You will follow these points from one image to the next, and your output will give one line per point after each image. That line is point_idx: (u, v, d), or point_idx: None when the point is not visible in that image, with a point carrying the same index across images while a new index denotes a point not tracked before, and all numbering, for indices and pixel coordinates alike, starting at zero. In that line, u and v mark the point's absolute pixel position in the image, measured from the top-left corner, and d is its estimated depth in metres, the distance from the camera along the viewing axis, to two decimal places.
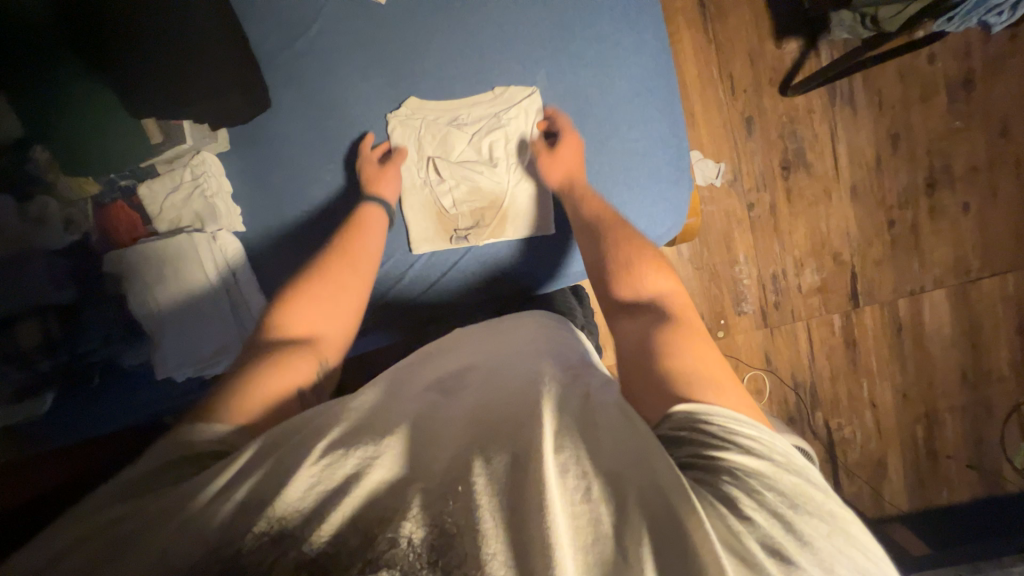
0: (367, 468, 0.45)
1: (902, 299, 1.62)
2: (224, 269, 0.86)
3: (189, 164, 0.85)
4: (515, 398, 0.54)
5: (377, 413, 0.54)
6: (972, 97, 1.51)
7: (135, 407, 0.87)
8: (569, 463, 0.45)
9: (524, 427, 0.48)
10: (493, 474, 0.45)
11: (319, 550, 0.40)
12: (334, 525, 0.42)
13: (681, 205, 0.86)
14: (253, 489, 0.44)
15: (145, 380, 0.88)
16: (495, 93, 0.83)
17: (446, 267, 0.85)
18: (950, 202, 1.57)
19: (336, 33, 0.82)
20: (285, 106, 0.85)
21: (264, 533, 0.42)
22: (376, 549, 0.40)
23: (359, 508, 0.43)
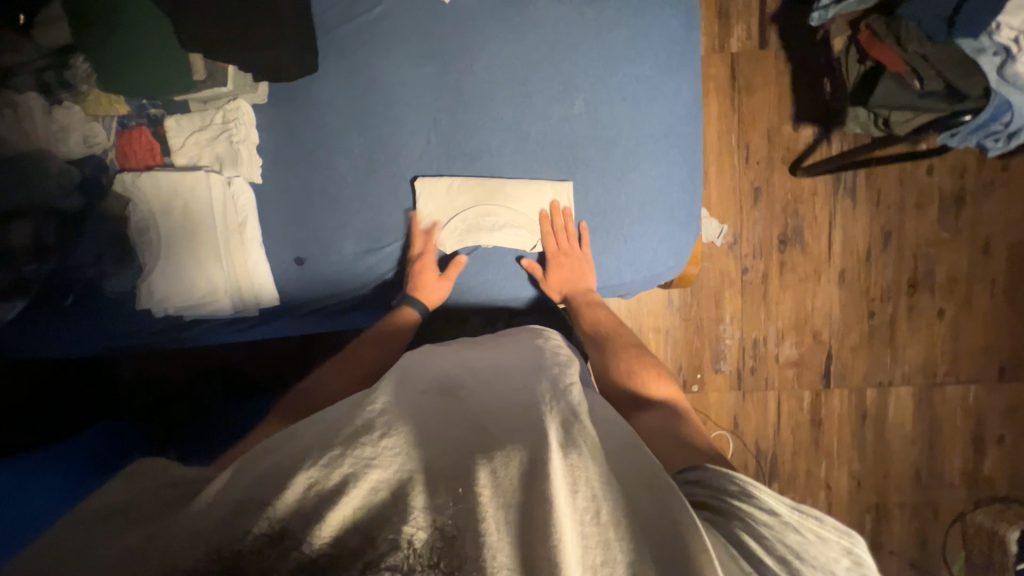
0: (364, 470, 0.43)
1: (870, 388, 1.68)
2: (234, 215, 0.87)
3: (223, 109, 0.85)
4: (526, 404, 0.54)
5: (385, 406, 0.51)
6: (960, 213, 1.62)
7: (109, 332, 0.88)
8: (576, 473, 0.45)
9: (537, 434, 0.48)
10: (500, 477, 0.44)
11: (318, 551, 0.39)
12: (328, 531, 0.40)
13: (684, 249, 0.90)
14: (247, 491, 0.43)
15: (121, 309, 0.87)
16: (533, 183, 0.86)
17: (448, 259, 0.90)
18: (928, 305, 1.65)
19: (392, 18, 0.86)
20: (330, 73, 0.87)
21: (260, 535, 0.40)
22: (376, 551, 0.40)
23: (353, 514, 0.41)
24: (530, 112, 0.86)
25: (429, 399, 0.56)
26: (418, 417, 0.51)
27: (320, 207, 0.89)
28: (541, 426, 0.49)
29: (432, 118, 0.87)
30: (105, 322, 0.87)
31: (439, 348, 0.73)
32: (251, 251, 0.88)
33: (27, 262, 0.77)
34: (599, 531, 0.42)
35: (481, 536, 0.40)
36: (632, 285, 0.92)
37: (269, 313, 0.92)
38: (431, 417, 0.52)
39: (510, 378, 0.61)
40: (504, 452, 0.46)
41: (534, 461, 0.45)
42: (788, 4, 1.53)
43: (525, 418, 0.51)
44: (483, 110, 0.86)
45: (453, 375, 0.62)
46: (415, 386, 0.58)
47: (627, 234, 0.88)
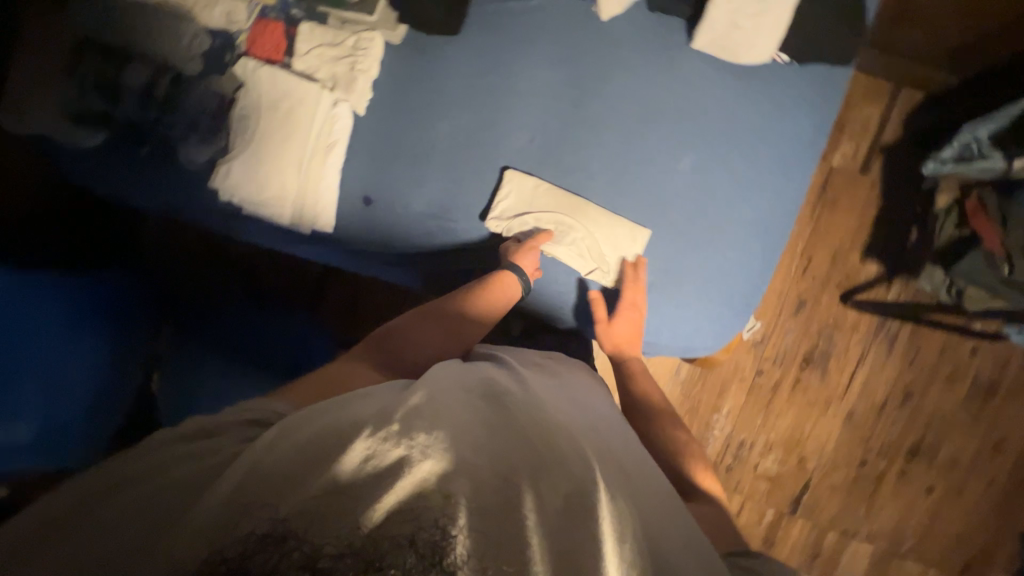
0: (416, 459, 0.46)
1: (832, 531, 1.66)
2: (326, 134, 0.88)
3: (359, 35, 0.87)
4: (573, 436, 0.56)
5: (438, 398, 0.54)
6: (987, 403, 1.59)
7: (159, 193, 0.88)
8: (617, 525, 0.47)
9: (584, 475, 0.50)
10: (543, 509, 0.47)
11: (363, 533, 0.43)
12: (378, 511, 0.44)
13: (726, 335, 0.88)
14: (295, 465, 0.47)
15: (180, 177, 0.87)
16: (612, 219, 0.86)
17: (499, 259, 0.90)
18: (919, 477, 1.63)
19: (544, 14, 0.86)
20: (466, 42, 0.88)
21: (265, 530, 0.43)
22: (424, 538, 0.43)
23: (405, 500, 0.45)
24: (636, 150, 0.85)
25: (476, 402, 0.57)
26: (470, 417, 0.54)
27: (406, 160, 0.90)
28: (588, 463, 0.52)
29: (542, 121, 0.87)
30: (160, 183, 0.87)
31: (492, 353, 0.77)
32: (329, 174, 0.89)
33: (132, 102, 0.82)
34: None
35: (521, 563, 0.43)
36: (667, 347, 0.90)
37: (320, 236, 0.93)
38: (484, 421, 0.54)
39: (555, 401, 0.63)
40: (549, 485, 0.49)
41: (575, 502, 0.48)
42: (902, 141, 1.51)
43: (572, 451, 0.53)
44: (593, 132, 0.86)
45: (507, 381, 0.65)
46: (470, 384, 0.61)
47: (679, 301, 0.87)
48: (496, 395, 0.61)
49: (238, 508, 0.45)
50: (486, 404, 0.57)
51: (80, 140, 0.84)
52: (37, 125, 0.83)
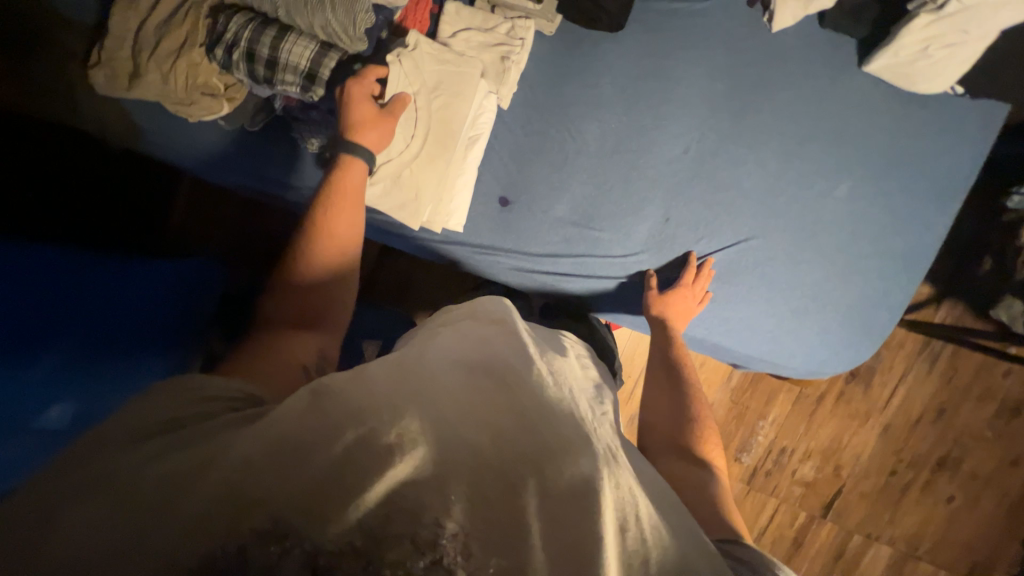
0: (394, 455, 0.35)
1: (858, 535, 1.76)
2: (472, 129, 0.81)
3: (514, 23, 0.81)
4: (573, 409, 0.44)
5: (418, 376, 0.43)
6: (1012, 422, 1.69)
7: (275, 177, 0.82)
8: (623, 506, 0.38)
9: (583, 461, 0.39)
10: (547, 502, 0.35)
11: (331, 545, 0.31)
12: (320, 512, 0.32)
13: (858, 360, 0.88)
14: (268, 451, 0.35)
15: (299, 160, 0.81)
16: (758, 237, 0.85)
17: (625, 272, 0.87)
18: (942, 487, 1.73)
19: (711, 20, 0.83)
20: (626, 42, 0.83)
21: (267, 529, 0.31)
22: (397, 548, 0.32)
23: (377, 499, 0.33)
24: (792, 170, 0.84)
25: (450, 370, 0.45)
26: (457, 395, 0.42)
27: (549, 162, 0.85)
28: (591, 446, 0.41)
29: (700, 133, 0.84)
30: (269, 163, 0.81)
31: (489, 302, 0.62)
32: (468, 169, 0.83)
33: (288, 81, 0.71)
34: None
35: (519, 566, 0.33)
36: (790, 368, 0.90)
37: (449, 236, 0.86)
38: (473, 395, 0.42)
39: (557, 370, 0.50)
40: (550, 468, 0.37)
41: (587, 493, 0.36)
42: None
43: (574, 426, 0.41)
44: (749, 147, 0.84)
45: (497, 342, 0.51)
46: (456, 353, 0.49)
47: (819, 327, 0.86)
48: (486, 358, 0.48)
49: (239, 501, 0.32)
50: (468, 371, 0.45)
51: (201, 113, 0.76)
52: (158, 83, 0.73)
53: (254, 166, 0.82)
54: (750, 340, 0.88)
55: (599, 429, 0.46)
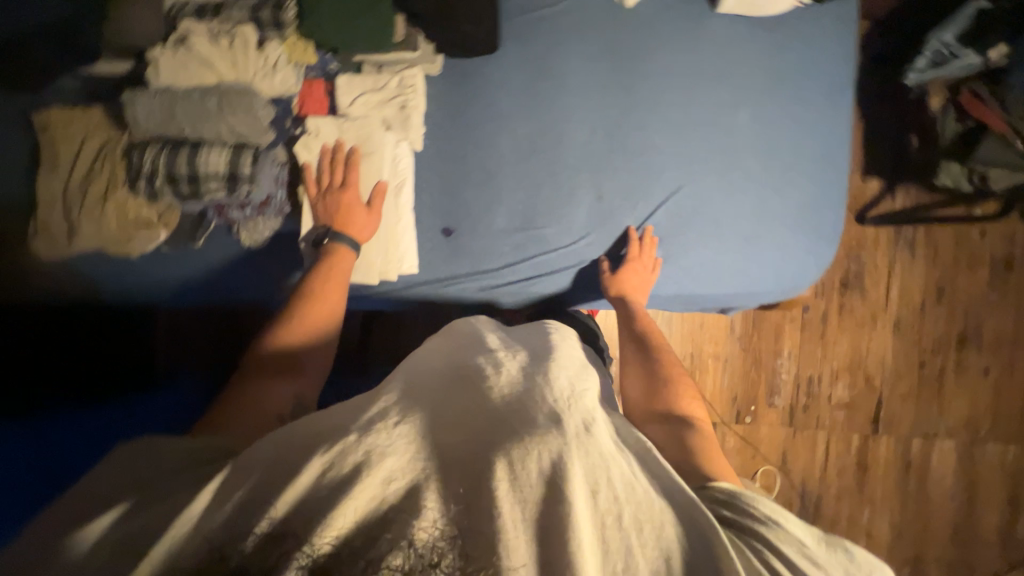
0: (370, 463, 0.44)
1: (916, 438, 1.72)
2: (396, 179, 0.86)
3: (402, 75, 0.86)
4: (543, 395, 0.52)
5: (404, 401, 0.52)
6: (1010, 277, 1.70)
7: (227, 282, 0.85)
8: (595, 471, 0.46)
9: (551, 437, 0.46)
10: (521, 481, 0.44)
11: (329, 549, 0.40)
12: (344, 524, 0.41)
13: (825, 263, 0.91)
14: (252, 492, 0.43)
15: (246, 260, 0.84)
16: (687, 185, 0.89)
17: (579, 260, 0.90)
18: (974, 361, 1.72)
19: (573, 14, 0.90)
20: (507, 58, 0.90)
21: (267, 539, 0.41)
22: (380, 548, 0.41)
23: (363, 507, 0.42)
24: (694, 119, 0.89)
25: (446, 389, 0.55)
26: (436, 411, 0.51)
27: (476, 185, 0.90)
28: (558, 423, 0.48)
29: (600, 113, 0.90)
30: (220, 272, 0.85)
31: (463, 325, 0.71)
32: (404, 215, 0.86)
33: (214, 190, 0.76)
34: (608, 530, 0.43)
35: (489, 538, 0.42)
36: (766, 292, 0.92)
37: (409, 281, 0.89)
38: (449, 408, 0.52)
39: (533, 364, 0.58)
40: (520, 449, 0.46)
41: (558, 466, 0.44)
42: None
43: (544, 412, 0.50)
44: (648, 111, 0.90)
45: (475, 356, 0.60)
46: (438, 374, 0.58)
47: (776, 245, 0.89)
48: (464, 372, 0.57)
49: (232, 526, 0.42)
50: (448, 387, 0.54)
51: (145, 244, 0.80)
52: (99, 232, 0.78)
53: (203, 279, 0.85)
54: (717, 280, 0.91)
55: (581, 402, 0.53)
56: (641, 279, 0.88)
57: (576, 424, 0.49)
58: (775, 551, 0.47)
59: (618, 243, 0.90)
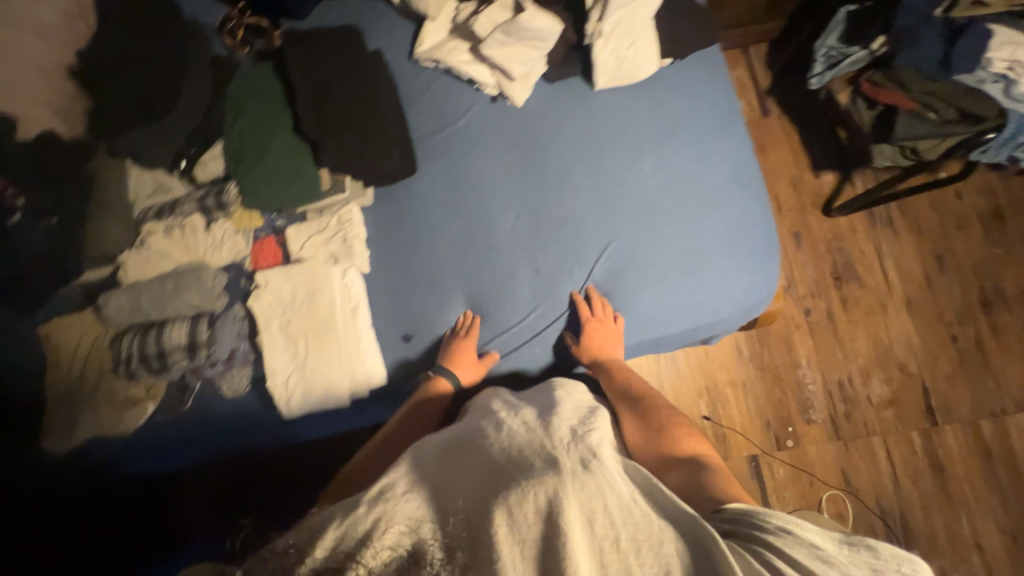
0: (382, 523, 0.52)
1: (984, 421, 1.55)
2: (349, 303, 0.93)
3: (338, 213, 0.97)
4: (533, 448, 0.60)
5: (413, 474, 0.60)
6: (1006, 228, 1.63)
7: (220, 434, 0.90)
8: (589, 504, 0.52)
9: (545, 480, 0.54)
10: (519, 522, 0.51)
11: None
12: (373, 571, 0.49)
13: (773, 277, 0.92)
14: (279, 553, 0.51)
15: (232, 411, 0.89)
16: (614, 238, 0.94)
17: (533, 333, 0.94)
18: (1010, 321, 1.59)
19: (474, 124, 1.02)
20: (427, 175, 1.01)
21: None
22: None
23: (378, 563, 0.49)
24: (606, 180, 0.96)
25: (453, 457, 0.64)
26: (444, 479, 0.60)
27: (425, 290, 0.97)
28: (550, 467, 0.56)
29: (519, 198, 0.99)
30: (213, 426, 0.89)
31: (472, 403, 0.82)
32: (364, 334, 0.92)
33: (179, 360, 0.84)
34: (602, 549, 0.50)
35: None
36: (726, 318, 0.93)
37: (379, 393, 0.92)
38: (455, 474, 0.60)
39: (526, 423, 0.66)
40: (516, 496, 0.53)
41: (555, 500, 0.51)
42: (780, 77, 1.76)
43: (540, 459, 0.57)
44: (561, 185, 0.98)
45: (475, 427, 0.69)
46: (444, 447, 0.67)
47: (718, 272, 0.91)
48: (465, 442, 0.66)
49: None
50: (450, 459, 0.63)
51: (133, 422, 0.86)
52: (92, 420, 0.86)
53: (197, 437, 0.90)
54: (673, 319, 0.92)
55: (576, 442, 0.60)
56: (610, 332, 0.91)
57: (574, 462, 0.56)
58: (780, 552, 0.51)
59: (567, 310, 0.94)
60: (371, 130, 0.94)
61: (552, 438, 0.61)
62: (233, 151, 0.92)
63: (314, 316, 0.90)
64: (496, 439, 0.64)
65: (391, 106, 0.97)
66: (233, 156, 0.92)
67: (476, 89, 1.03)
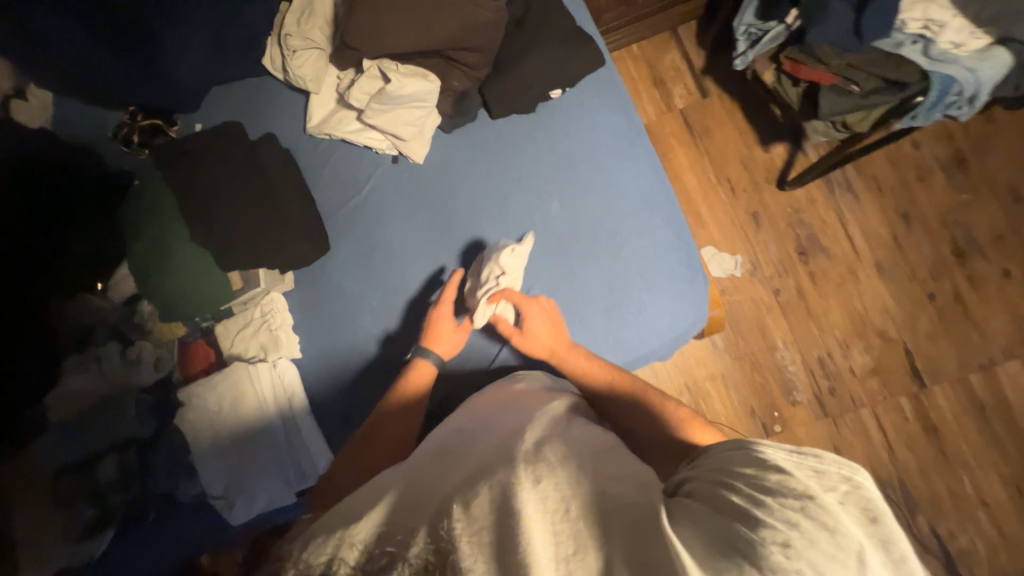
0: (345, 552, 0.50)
1: (973, 374, 1.50)
2: (281, 391, 0.93)
3: (260, 304, 0.98)
4: (496, 447, 0.62)
5: (386, 492, 0.60)
6: (970, 171, 1.56)
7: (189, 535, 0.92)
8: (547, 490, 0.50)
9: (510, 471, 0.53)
10: (476, 513, 0.48)
11: None
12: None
13: (699, 300, 0.90)
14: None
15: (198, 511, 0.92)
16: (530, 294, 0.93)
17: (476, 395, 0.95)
18: (987, 269, 1.53)
19: (380, 189, 1.01)
20: (341, 249, 1.00)
21: None
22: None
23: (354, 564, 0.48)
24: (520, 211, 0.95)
25: (424, 472, 0.63)
26: (416, 489, 0.59)
27: (359, 368, 0.97)
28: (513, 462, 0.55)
29: (435, 257, 0.98)
30: (181, 527, 0.92)
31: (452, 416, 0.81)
32: (304, 424, 0.93)
33: (113, 495, 0.86)
34: (571, 523, 0.47)
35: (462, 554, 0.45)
36: (657, 349, 0.91)
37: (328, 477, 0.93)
38: (425, 483, 0.60)
39: (490, 437, 0.67)
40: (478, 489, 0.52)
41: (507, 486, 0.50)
42: (712, 54, 1.69)
43: (502, 457, 0.57)
44: (466, 221, 0.98)
45: (450, 447, 0.69)
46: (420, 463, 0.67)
47: (637, 304, 0.89)
48: (439, 459, 0.67)
49: None
50: (421, 477, 0.62)
51: (93, 549, 0.86)
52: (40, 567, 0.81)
53: (167, 547, 0.92)
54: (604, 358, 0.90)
55: (540, 442, 0.59)
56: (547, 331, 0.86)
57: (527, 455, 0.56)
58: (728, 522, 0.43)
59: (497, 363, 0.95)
60: (273, 221, 0.94)
61: (517, 439, 0.62)
62: (138, 268, 0.92)
63: (245, 415, 0.91)
64: (466, 453, 0.65)
65: (290, 194, 0.96)
66: (137, 268, 0.92)
67: (374, 153, 1.01)
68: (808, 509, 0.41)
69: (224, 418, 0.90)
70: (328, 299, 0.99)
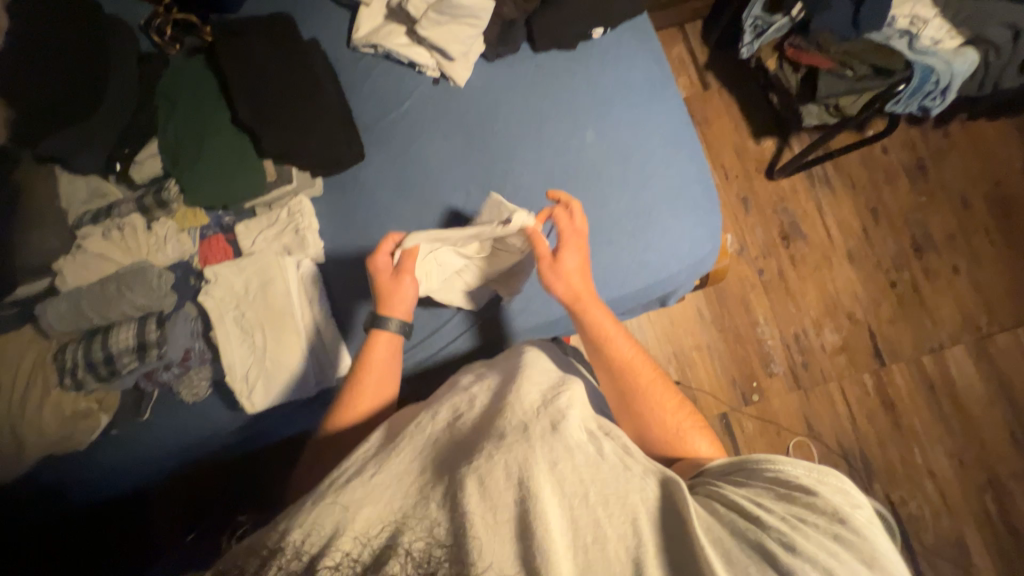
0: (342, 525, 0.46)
1: (925, 356, 1.67)
2: (307, 291, 0.92)
3: (289, 205, 0.96)
4: (501, 410, 0.57)
5: (381, 453, 0.56)
6: (928, 177, 1.77)
7: (189, 431, 0.89)
8: (562, 482, 0.48)
9: (522, 452, 0.49)
10: (490, 489, 0.47)
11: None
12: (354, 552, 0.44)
13: (716, 231, 0.98)
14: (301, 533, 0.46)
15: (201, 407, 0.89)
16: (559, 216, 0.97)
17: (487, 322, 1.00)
18: (939, 264, 1.72)
19: (418, 106, 1.03)
20: (374, 160, 1.01)
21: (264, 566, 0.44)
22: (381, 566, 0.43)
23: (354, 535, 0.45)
24: (555, 137, 1.00)
25: (421, 428, 0.59)
26: (415, 451, 0.55)
27: None
28: (526, 438, 0.51)
29: (468, 175, 1.00)
30: (180, 421, 0.89)
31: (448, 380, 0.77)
32: (324, 323, 0.91)
33: (127, 363, 0.83)
34: (585, 523, 0.46)
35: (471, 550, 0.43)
36: (675, 274, 0.98)
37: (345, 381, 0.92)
38: (423, 444, 0.56)
39: (496, 392, 0.61)
40: (489, 464, 0.48)
41: (524, 476, 0.47)
42: (716, 50, 1.84)
43: (511, 424, 0.53)
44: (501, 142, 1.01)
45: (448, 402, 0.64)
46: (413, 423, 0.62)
47: (661, 229, 0.96)
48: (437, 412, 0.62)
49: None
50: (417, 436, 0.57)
51: (85, 435, 0.84)
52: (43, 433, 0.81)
53: (164, 443, 0.89)
54: (626, 280, 0.96)
55: (551, 415, 0.54)
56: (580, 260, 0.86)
57: (542, 426, 0.53)
58: (771, 539, 0.45)
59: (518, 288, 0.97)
60: (312, 114, 0.94)
61: (526, 402, 0.57)
62: (171, 151, 0.92)
63: (268, 310, 0.89)
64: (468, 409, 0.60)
65: (330, 93, 0.97)
66: (170, 152, 0.92)
67: (417, 72, 1.04)
68: (842, 539, 0.45)
69: (248, 308, 0.89)
70: (357, 208, 0.99)
